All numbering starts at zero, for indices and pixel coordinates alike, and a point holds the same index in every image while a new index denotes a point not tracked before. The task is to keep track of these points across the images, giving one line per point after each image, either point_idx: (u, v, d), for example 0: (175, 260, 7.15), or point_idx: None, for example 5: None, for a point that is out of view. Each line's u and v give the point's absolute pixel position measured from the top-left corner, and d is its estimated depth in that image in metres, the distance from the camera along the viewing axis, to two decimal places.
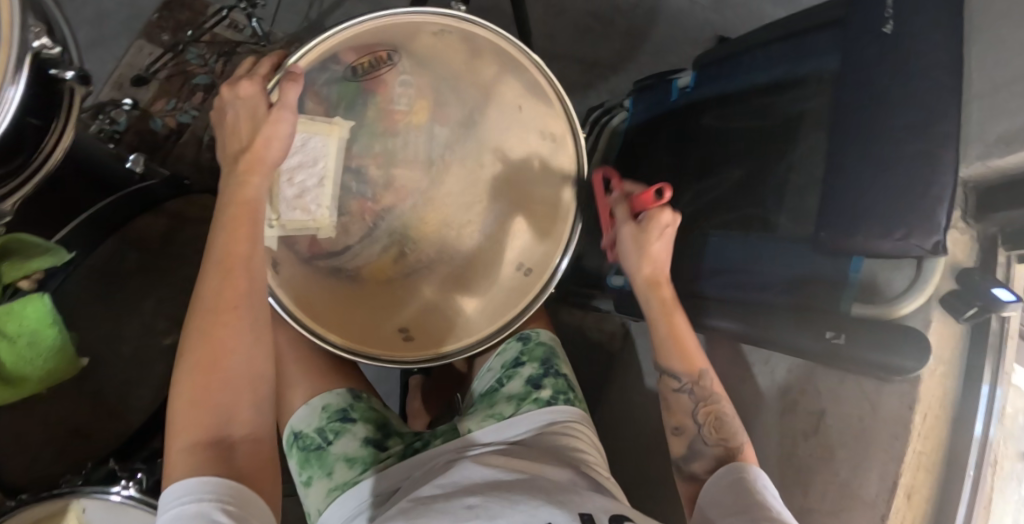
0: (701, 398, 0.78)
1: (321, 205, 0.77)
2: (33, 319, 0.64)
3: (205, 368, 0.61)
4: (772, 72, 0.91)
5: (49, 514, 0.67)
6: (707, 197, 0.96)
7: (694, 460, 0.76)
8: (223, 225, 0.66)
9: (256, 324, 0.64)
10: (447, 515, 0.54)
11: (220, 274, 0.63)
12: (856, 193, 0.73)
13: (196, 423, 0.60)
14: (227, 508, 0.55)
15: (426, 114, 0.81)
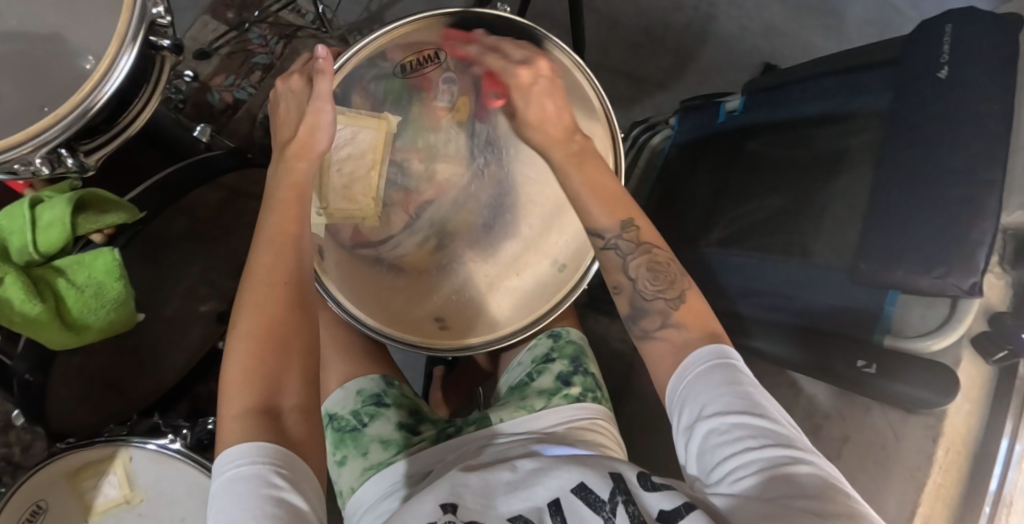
0: (631, 250, 0.72)
1: (368, 195, 0.78)
2: (101, 271, 0.67)
3: (258, 334, 0.59)
4: (822, 105, 0.93)
5: (98, 458, 0.70)
6: (745, 220, 0.98)
7: (639, 317, 0.70)
8: (274, 207, 0.67)
9: (305, 294, 0.64)
10: (493, 490, 0.58)
11: (272, 248, 0.64)
12: (898, 229, 0.76)
13: (249, 388, 0.57)
14: (282, 472, 0.53)
15: (467, 111, 0.80)
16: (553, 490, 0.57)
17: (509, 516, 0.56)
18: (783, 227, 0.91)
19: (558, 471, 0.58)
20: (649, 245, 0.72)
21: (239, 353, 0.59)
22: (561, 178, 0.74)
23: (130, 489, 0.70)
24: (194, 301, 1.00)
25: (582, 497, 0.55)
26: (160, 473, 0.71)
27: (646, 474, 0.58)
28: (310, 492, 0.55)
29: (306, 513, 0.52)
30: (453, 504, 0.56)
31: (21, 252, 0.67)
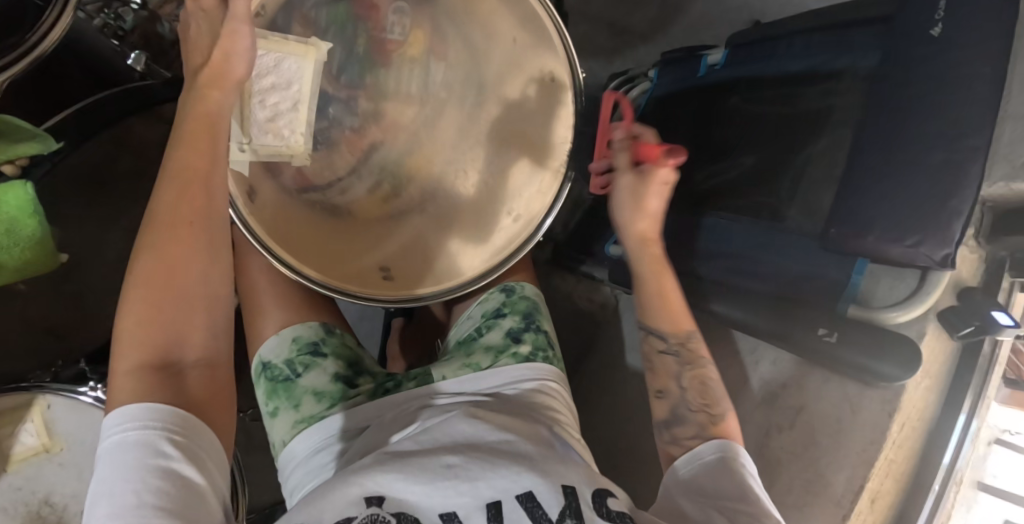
0: (688, 361, 0.78)
1: (296, 130, 0.72)
2: (14, 207, 0.62)
3: (156, 284, 0.56)
4: (806, 61, 0.88)
5: (15, 406, 0.66)
6: (719, 177, 0.92)
7: (676, 425, 0.74)
8: (182, 140, 0.60)
9: (213, 243, 0.60)
10: (424, 471, 0.52)
11: (178, 190, 0.59)
12: (874, 192, 0.72)
13: (142, 344, 0.55)
14: (175, 440, 0.51)
15: (421, 46, 0.77)
16: (496, 490, 0.51)
17: (442, 512, 0.51)
18: (754, 188, 0.87)
19: (505, 471, 0.53)
20: (692, 367, 0.77)
21: (135, 303, 0.56)
22: (642, 278, 0.82)
23: (49, 437, 0.66)
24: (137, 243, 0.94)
25: (526, 508, 0.51)
26: (83, 423, 0.67)
27: (602, 495, 0.54)
28: (206, 459, 0.53)
29: (202, 488, 0.51)
30: (379, 496, 0.51)
31: None
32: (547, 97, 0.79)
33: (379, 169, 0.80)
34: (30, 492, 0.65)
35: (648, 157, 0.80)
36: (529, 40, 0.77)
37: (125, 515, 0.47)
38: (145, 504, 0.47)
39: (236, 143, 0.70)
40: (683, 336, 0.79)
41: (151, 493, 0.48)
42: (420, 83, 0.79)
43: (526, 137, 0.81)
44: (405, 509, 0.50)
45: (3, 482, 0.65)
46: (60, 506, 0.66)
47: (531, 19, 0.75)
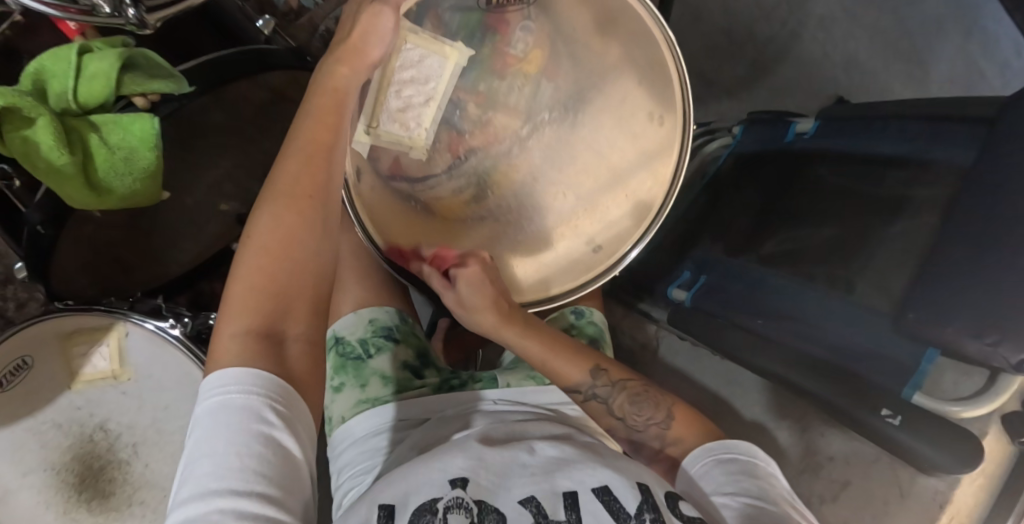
0: (609, 393, 0.73)
1: (421, 125, 0.74)
2: (136, 137, 0.64)
3: (273, 253, 0.60)
4: (899, 146, 0.88)
5: (94, 328, 0.67)
6: (797, 242, 0.93)
7: (642, 450, 0.72)
8: (310, 114, 0.63)
9: (327, 219, 0.63)
10: (509, 469, 0.55)
11: (302, 163, 0.62)
12: (956, 289, 0.72)
13: (251, 310, 0.59)
14: (276, 409, 0.55)
15: (537, 65, 0.76)
16: (574, 483, 0.54)
17: (521, 500, 0.53)
18: (828, 259, 0.87)
19: (583, 467, 0.55)
20: (622, 380, 0.74)
21: (251, 266, 0.60)
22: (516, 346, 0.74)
23: (119, 366, 0.67)
24: (217, 197, 0.97)
25: (602, 500, 0.53)
26: (154, 356, 0.68)
27: (675, 498, 0.56)
28: (298, 429, 0.56)
29: (295, 458, 0.54)
30: (463, 480, 0.53)
31: (60, 99, 0.63)
32: (658, 137, 0.78)
33: (474, 172, 0.80)
34: (87, 415, 0.68)
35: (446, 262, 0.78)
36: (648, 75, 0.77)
37: (232, 476, 0.50)
38: (247, 468, 0.51)
39: (363, 126, 0.71)
40: (591, 373, 0.73)
41: (255, 458, 0.51)
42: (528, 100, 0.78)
43: (623, 171, 0.81)
44: (486, 499, 0.52)
45: (64, 399, 0.67)
46: (113, 434, 0.68)
47: (654, 66, 0.75)
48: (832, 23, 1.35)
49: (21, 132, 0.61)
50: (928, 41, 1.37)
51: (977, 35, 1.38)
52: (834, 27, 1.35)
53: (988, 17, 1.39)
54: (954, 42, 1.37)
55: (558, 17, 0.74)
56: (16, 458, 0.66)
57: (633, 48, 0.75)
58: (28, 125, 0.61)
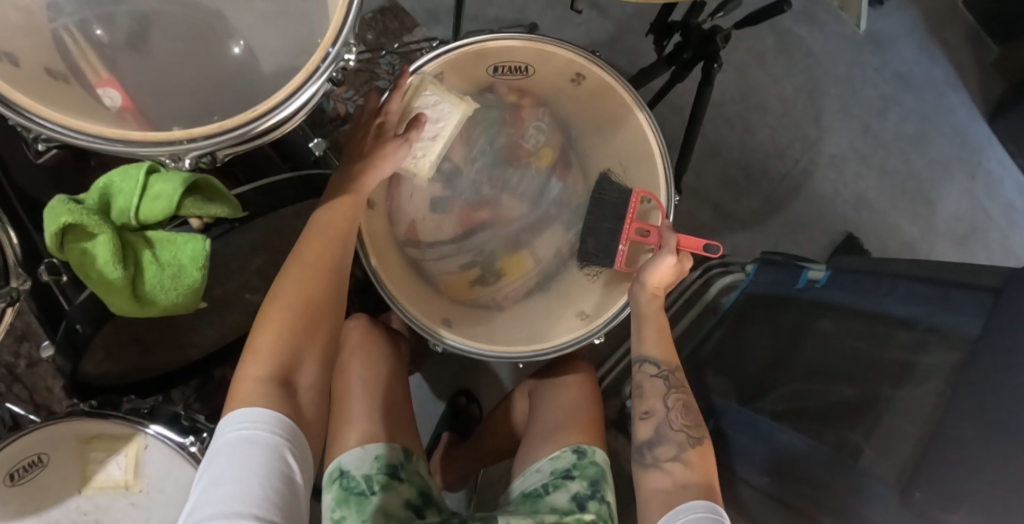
0: (674, 385, 0.81)
1: (426, 155, 0.83)
2: (187, 256, 0.69)
3: (293, 310, 0.66)
4: (911, 309, 0.91)
5: (116, 436, 0.68)
6: (802, 398, 0.95)
7: (657, 444, 0.78)
8: (331, 203, 0.74)
9: (338, 286, 0.70)
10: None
11: (324, 237, 0.71)
12: (963, 468, 0.71)
13: (273, 359, 0.64)
14: (292, 453, 0.60)
15: (548, 161, 0.91)
16: None
17: None
18: (837, 420, 0.88)
19: None
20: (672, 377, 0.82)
21: (275, 321, 0.66)
22: (637, 319, 0.83)
23: (133, 476, 0.68)
24: (246, 292, 0.99)
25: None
26: (168, 470, 0.68)
27: None
28: (307, 467, 0.62)
29: (300, 500, 0.58)
30: None
31: (121, 213, 0.68)
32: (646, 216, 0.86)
33: (478, 246, 0.89)
34: (91, 520, 0.67)
35: (692, 246, 0.80)
36: (642, 168, 0.87)
37: (253, 501, 0.54)
38: (267, 496, 0.55)
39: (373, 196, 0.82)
40: (672, 367, 0.82)
41: (275, 489, 0.56)
42: (537, 191, 0.90)
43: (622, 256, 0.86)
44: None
45: (72, 502, 0.67)
46: None
47: (639, 148, 0.86)
48: (843, 162, 1.41)
49: (80, 244, 0.65)
50: (935, 181, 1.43)
51: (982, 177, 1.44)
52: (845, 167, 1.41)
53: (992, 163, 1.45)
54: (959, 184, 1.43)
55: (571, 129, 0.91)
56: None
57: (630, 144, 0.87)
58: (88, 238, 0.65)
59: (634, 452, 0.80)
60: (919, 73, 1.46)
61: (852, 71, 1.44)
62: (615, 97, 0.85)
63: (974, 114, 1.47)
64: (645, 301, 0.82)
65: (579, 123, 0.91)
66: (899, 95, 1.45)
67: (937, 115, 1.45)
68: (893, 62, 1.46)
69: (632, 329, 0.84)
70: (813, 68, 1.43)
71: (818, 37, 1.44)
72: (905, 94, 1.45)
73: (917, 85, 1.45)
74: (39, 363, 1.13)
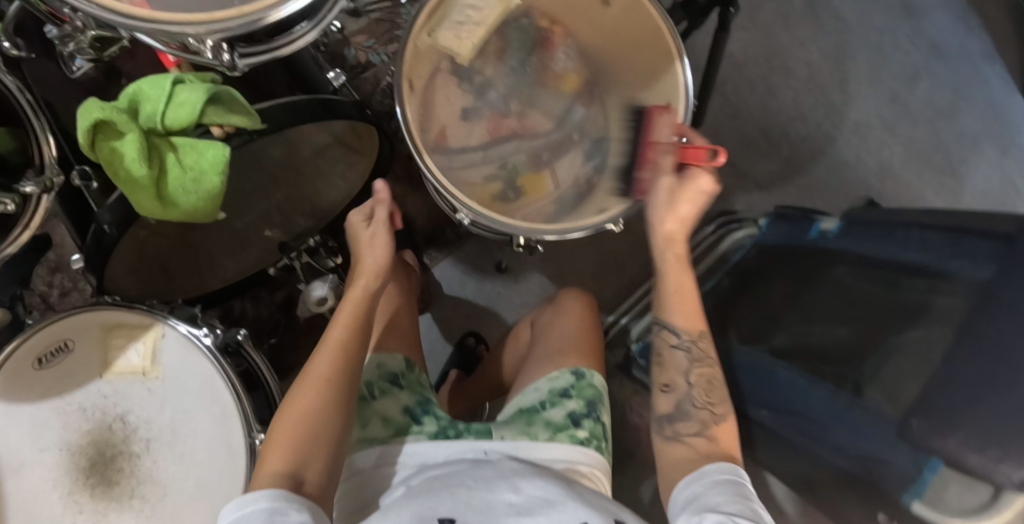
0: (697, 357, 0.82)
1: (470, 40, 0.84)
2: (208, 161, 0.72)
3: (298, 417, 0.68)
4: (921, 255, 0.91)
5: (135, 325, 0.72)
6: (809, 338, 0.94)
7: (679, 419, 0.79)
8: (341, 315, 0.77)
9: (343, 389, 0.71)
10: (492, 513, 0.61)
11: (330, 348, 0.73)
12: (965, 404, 0.71)
13: (279, 458, 0.65)
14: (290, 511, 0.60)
15: (574, 87, 0.95)
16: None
17: None
18: (838, 359, 0.88)
19: (568, 508, 0.62)
20: (694, 334, 0.83)
21: (281, 430, 0.67)
22: (661, 271, 0.85)
23: (150, 363, 0.71)
24: (265, 225, 1.03)
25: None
26: (183, 360, 0.72)
27: None
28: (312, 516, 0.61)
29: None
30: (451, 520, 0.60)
31: (148, 119, 0.72)
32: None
33: (503, 158, 0.92)
34: (112, 404, 0.72)
35: (693, 161, 0.79)
36: (664, 89, 0.86)
37: None
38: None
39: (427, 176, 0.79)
40: (695, 334, 0.83)
41: None
42: (562, 111, 0.95)
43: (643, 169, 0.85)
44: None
45: (94, 386, 0.71)
46: (130, 426, 0.71)
47: (664, 61, 0.85)
48: (868, 129, 1.39)
49: (110, 142, 0.70)
50: (963, 154, 1.40)
51: (1014, 153, 1.41)
52: (870, 133, 1.39)
53: None
54: (989, 158, 1.40)
55: (595, 63, 0.96)
56: (37, 436, 0.70)
57: (653, 72, 0.88)
58: (117, 139, 0.70)
59: (655, 426, 0.80)
60: (953, 42, 1.44)
61: (881, 38, 1.42)
62: (643, 13, 0.82)
63: (1009, 87, 1.44)
64: (654, 232, 0.84)
65: (601, 55, 0.94)
66: (930, 64, 1.42)
67: (969, 87, 1.42)
68: (925, 30, 1.43)
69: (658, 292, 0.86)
70: (841, 33, 1.41)
71: (847, 3, 1.42)
72: (936, 63, 1.43)
73: (949, 55, 1.43)
74: (70, 290, 1.18)
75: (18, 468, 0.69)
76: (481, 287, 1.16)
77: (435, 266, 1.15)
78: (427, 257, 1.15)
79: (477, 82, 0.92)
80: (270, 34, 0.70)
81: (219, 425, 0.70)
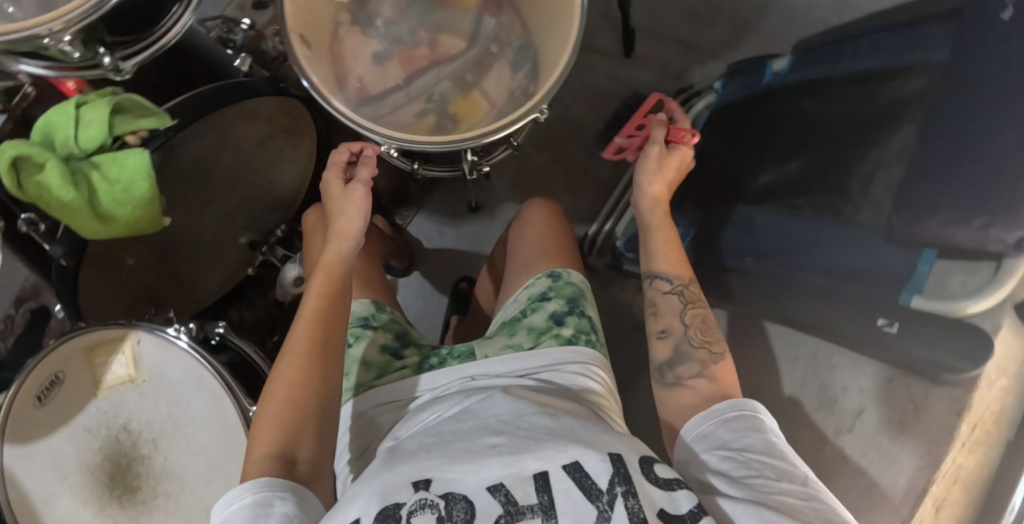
0: (691, 299, 0.74)
1: None
2: (131, 169, 0.74)
3: (284, 396, 0.65)
4: (877, 60, 0.85)
5: (110, 338, 0.75)
6: (784, 176, 0.90)
7: (678, 363, 0.71)
8: (314, 284, 0.73)
9: (328, 361, 0.68)
10: (471, 455, 0.58)
11: (308, 321, 0.70)
12: (942, 188, 0.68)
13: (267, 440, 0.63)
14: (279, 497, 0.58)
15: (476, 2, 0.93)
16: (543, 462, 0.55)
17: (488, 486, 0.55)
18: (828, 184, 0.84)
19: (555, 444, 0.57)
20: (686, 285, 0.75)
21: (267, 411, 0.65)
22: (644, 229, 0.79)
23: (135, 369, 0.75)
24: (234, 230, 1.04)
25: (573, 477, 0.54)
26: (166, 360, 0.75)
27: (650, 461, 0.58)
28: (301, 499, 0.59)
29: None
30: (426, 480, 0.56)
31: (64, 146, 0.74)
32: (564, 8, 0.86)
33: (427, 90, 0.90)
34: (113, 417, 0.75)
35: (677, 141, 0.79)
36: None
37: None
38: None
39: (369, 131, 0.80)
40: (686, 280, 0.76)
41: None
42: (471, 27, 0.93)
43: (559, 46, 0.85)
44: (452, 489, 0.55)
45: (93, 406, 0.75)
46: (136, 432, 0.75)
47: None
48: None
49: (34, 177, 0.72)
50: None
51: None
52: None
53: None
54: None
55: None
56: (58, 466, 0.73)
57: None
58: (38, 173, 0.72)
59: (652, 375, 0.72)
60: None
61: None
62: None
63: None
64: (640, 194, 0.79)
65: None
66: None
67: None
68: None
69: (644, 248, 0.79)
70: None
71: None
72: None
73: None
74: None
75: (50, 497, 0.72)
76: (460, 232, 1.16)
77: (409, 224, 1.16)
78: (399, 218, 1.15)
79: (379, 24, 0.92)
80: (140, 29, 0.72)
81: (212, 404, 0.75)
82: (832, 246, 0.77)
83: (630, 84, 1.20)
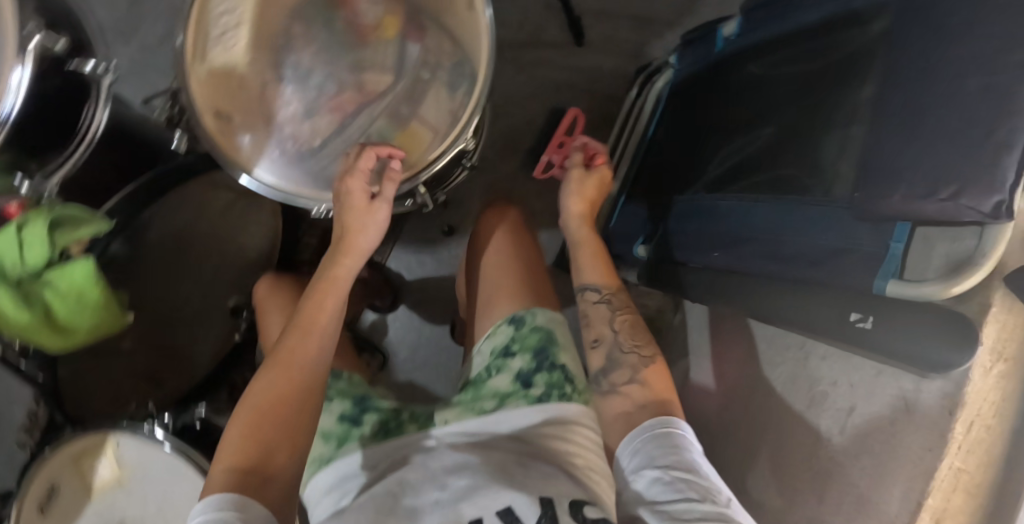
0: (619, 307, 0.76)
1: (239, 44, 0.79)
2: (81, 278, 0.77)
3: (266, 408, 0.66)
4: (823, 9, 0.76)
5: (91, 444, 0.78)
6: (744, 153, 0.81)
7: (611, 370, 0.72)
8: (310, 296, 0.74)
9: (314, 378, 0.69)
10: (416, 511, 0.60)
11: (298, 333, 0.71)
12: (910, 147, 0.57)
13: (241, 451, 0.63)
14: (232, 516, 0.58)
15: (393, 25, 0.82)
16: (478, 508, 0.58)
17: None
18: (788, 158, 0.75)
19: (488, 491, 0.59)
20: (615, 294, 0.77)
21: (243, 421, 0.66)
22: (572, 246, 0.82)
23: (120, 468, 0.78)
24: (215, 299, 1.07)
25: (505, 522, 0.57)
26: (146, 455, 0.78)
27: (579, 504, 0.60)
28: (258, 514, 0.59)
29: None
30: None
31: (13, 269, 0.75)
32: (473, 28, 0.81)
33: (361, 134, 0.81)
34: (110, 516, 0.78)
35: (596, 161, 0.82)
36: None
37: None
38: None
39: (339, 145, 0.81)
40: (615, 289, 0.77)
41: None
42: None
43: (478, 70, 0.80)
44: None
45: (91, 509, 0.78)
46: None
47: None
48: None
49: None
50: None
51: None
52: None
53: None
54: None
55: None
56: None
57: None
58: None
59: (592, 384, 0.74)
60: None
61: None
62: None
63: None
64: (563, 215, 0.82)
65: None
66: None
67: None
68: None
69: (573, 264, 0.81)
70: None
71: None
72: None
73: None
74: None
75: None
76: (438, 258, 1.17)
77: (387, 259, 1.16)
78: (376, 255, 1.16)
79: None
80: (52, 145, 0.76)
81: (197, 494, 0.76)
82: (801, 227, 0.69)
83: (587, 73, 1.16)
